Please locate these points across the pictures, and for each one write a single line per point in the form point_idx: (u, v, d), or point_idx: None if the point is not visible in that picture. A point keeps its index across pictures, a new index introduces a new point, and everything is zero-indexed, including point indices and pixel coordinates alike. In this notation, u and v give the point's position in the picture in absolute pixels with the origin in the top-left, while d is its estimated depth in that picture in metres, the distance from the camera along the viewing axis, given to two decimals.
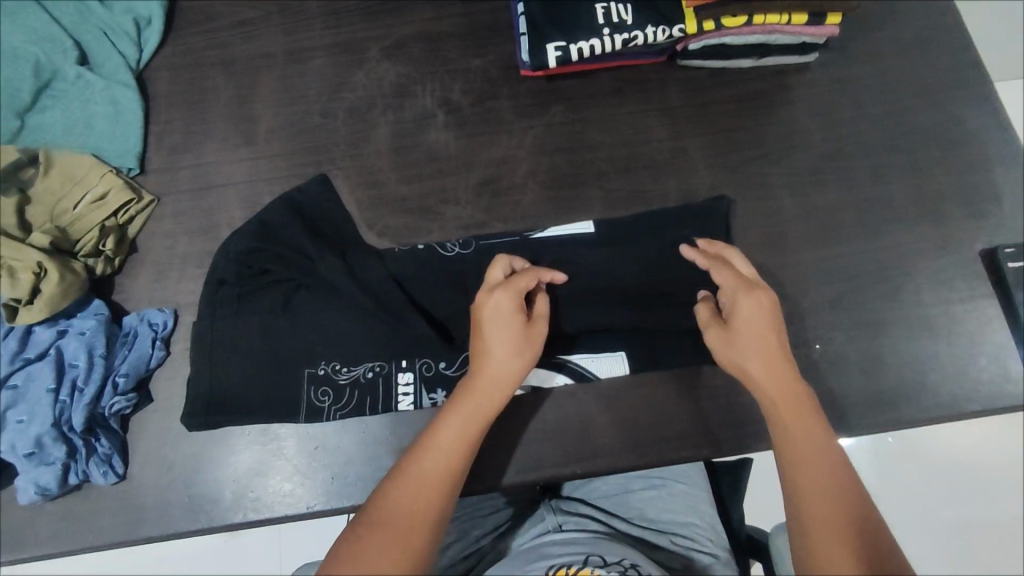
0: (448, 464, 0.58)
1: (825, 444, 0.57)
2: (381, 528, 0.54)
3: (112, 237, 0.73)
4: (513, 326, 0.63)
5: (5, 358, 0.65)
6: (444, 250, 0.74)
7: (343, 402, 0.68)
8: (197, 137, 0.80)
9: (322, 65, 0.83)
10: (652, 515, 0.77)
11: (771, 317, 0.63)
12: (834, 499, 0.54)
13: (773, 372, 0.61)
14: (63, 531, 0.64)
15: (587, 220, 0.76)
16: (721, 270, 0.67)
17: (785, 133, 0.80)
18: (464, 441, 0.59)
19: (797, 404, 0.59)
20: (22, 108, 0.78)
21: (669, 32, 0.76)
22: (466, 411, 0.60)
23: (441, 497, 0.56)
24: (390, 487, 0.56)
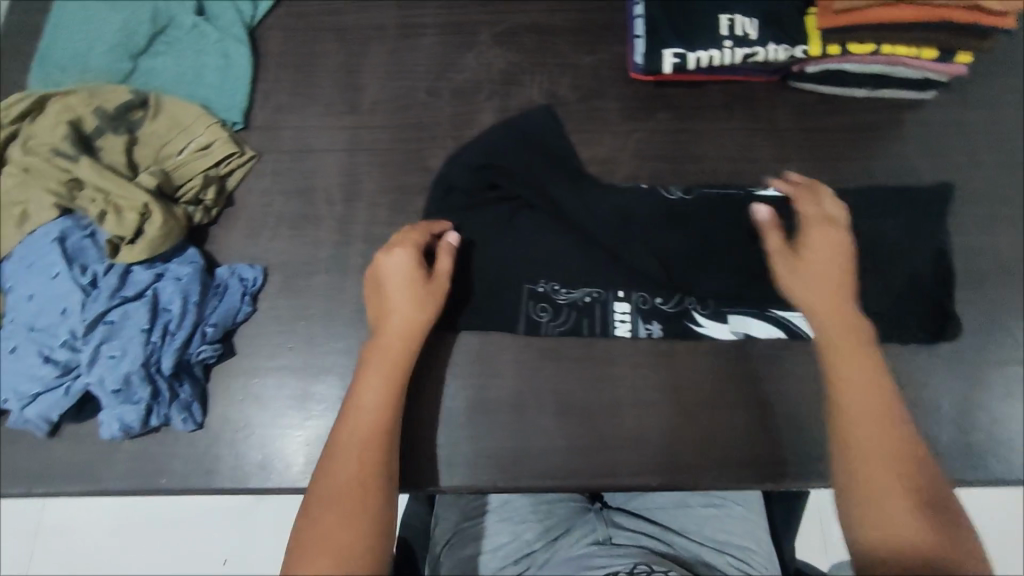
0: (378, 423, 0.59)
1: (889, 399, 0.58)
2: (329, 504, 0.53)
3: (212, 188, 0.74)
4: (411, 283, 0.65)
5: (104, 294, 0.65)
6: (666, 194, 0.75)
7: (560, 320, 0.71)
8: (303, 99, 0.80)
9: (433, 44, 0.82)
10: (708, 534, 0.76)
11: (835, 286, 0.65)
12: (891, 452, 0.55)
13: (838, 331, 0.63)
14: (138, 470, 0.65)
15: (807, 188, 0.76)
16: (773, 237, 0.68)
17: (895, 168, 0.78)
18: (386, 402, 0.60)
19: (863, 358, 0.61)
20: (136, 51, 0.80)
21: (791, 52, 0.75)
22: (385, 375, 0.61)
23: (386, 458, 0.57)
24: (332, 465, 0.56)
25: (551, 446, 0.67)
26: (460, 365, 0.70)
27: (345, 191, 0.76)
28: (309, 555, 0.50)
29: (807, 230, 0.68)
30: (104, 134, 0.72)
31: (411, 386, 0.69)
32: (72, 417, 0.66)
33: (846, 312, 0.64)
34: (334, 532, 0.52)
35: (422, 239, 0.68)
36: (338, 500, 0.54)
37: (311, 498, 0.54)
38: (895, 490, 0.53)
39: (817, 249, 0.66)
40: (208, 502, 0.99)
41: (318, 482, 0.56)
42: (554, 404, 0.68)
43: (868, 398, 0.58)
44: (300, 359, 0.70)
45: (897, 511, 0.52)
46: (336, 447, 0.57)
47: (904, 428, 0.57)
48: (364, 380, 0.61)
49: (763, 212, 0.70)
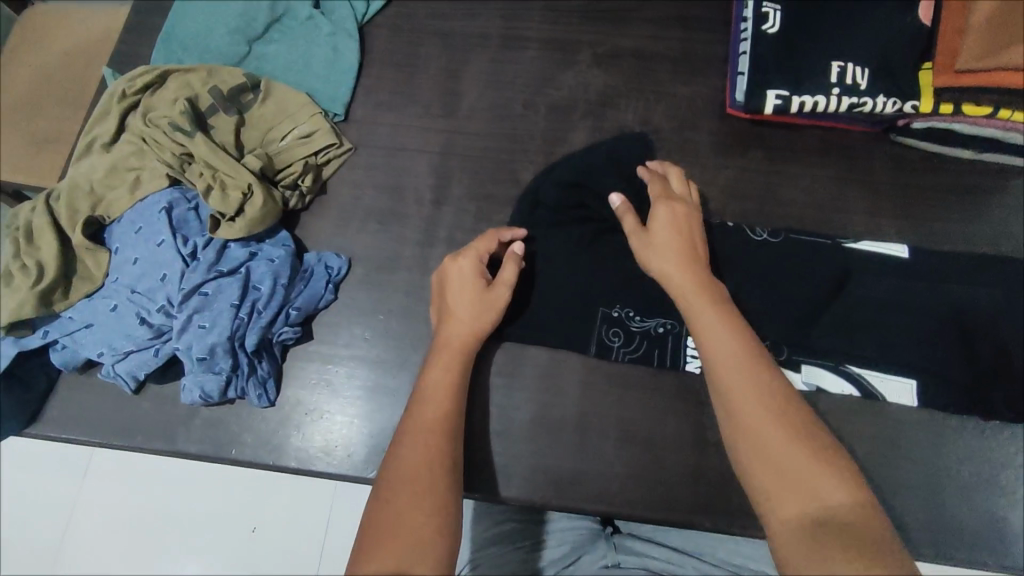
0: (441, 410, 0.61)
1: (755, 368, 0.55)
2: (399, 487, 0.54)
3: (310, 175, 0.76)
4: (472, 288, 0.67)
5: (203, 266, 0.68)
6: (753, 234, 0.75)
7: (631, 347, 0.71)
8: (402, 99, 0.83)
9: (534, 58, 0.84)
10: (725, 559, 0.75)
11: (687, 263, 0.63)
12: (768, 428, 0.51)
13: (694, 308, 0.60)
14: (211, 438, 0.68)
15: (900, 245, 0.74)
16: (631, 229, 0.68)
17: (994, 236, 0.75)
18: (448, 395, 0.62)
19: (723, 334, 0.57)
20: (253, 36, 0.83)
21: (900, 106, 0.73)
22: (450, 371, 0.63)
23: (450, 449, 0.58)
24: (395, 456, 0.57)
25: (609, 472, 0.67)
26: (528, 379, 0.70)
27: (433, 193, 0.78)
28: (386, 538, 0.51)
29: (664, 205, 0.67)
30: (217, 113, 0.76)
31: (477, 393, 0.70)
32: (156, 378, 0.69)
33: (702, 283, 0.62)
34: (404, 517, 0.52)
35: (489, 245, 0.69)
36: (406, 487, 0.54)
37: (383, 481, 0.56)
38: (774, 475, 0.50)
39: (665, 229, 0.66)
40: (244, 472, 1.02)
41: (383, 473, 0.56)
42: (617, 431, 0.68)
43: (739, 376, 0.54)
44: (374, 353, 0.72)
45: (792, 495, 0.48)
46: (402, 439, 0.58)
47: (781, 401, 0.53)
48: (426, 375, 0.63)
49: (615, 199, 0.70)
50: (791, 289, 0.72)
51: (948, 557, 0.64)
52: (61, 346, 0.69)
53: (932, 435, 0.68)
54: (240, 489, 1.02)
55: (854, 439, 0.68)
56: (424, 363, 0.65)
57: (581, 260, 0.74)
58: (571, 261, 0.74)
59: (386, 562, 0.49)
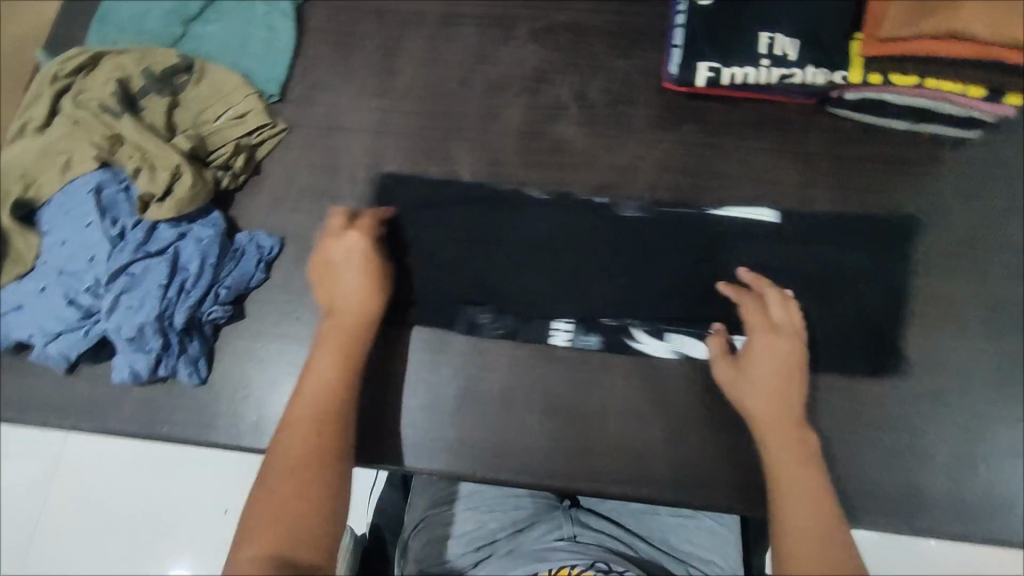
0: (328, 396, 0.61)
1: (814, 469, 0.60)
2: (283, 478, 0.56)
3: (242, 156, 0.77)
4: (367, 271, 0.67)
5: (130, 247, 0.69)
6: (622, 213, 0.75)
7: (501, 322, 0.72)
8: (338, 77, 0.82)
9: (470, 34, 0.83)
10: (673, 543, 0.77)
11: (795, 353, 0.65)
12: (813, 514, 0.56)
13: (776, 398, 0.63)
14: (144, 415, 0.70)
15: (767, 210, 0.75)
16: (749, 309, 0.68)
17: (926, 208, 0.76)
18: (339, 382, 0.62)
19: (795, 434, 0.62)
20: (188, 17, 0.83)
21: (829, 76, 0.73)
22: (337, 359, 0.63)
23: (336, 437, 0.59)
24: (282, 441, 0.59)
25: (536, 444, 0.68)
26: (457, 354, 0.71)
27: (368, 171, 0.78)
28: (263, 528, 0.54)
29: (766, 301, 0.68)
30: (149, 95, 0.76)
31: (406, 368, 0.71)
32: (89, 358, 0.70)
33: (789, 394, 0.63)
34: (282, 507, 0.55)
35: (379, 230, 0.69)
36: (286, 477, 0.56)
37: (267, 469, 0.57)
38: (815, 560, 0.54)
39: (782, 319, 0.67)
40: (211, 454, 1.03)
41: (270, 456, 0.58)
42: (544, 404, 0.69)
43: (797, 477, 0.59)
44: (306, 330, 0.73)
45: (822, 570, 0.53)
46: (291, 423, 0.59)
47: (828, 499, 0.58)
48: (316, 361, 0.63)
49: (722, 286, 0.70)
50: (715, 267, 0.73)
51: (864, 522, 0.66)
52: None
53: (856, 405, 0.69)
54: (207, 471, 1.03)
55: None
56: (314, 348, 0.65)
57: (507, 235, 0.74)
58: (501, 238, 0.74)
59: (258, 551, 0.52)
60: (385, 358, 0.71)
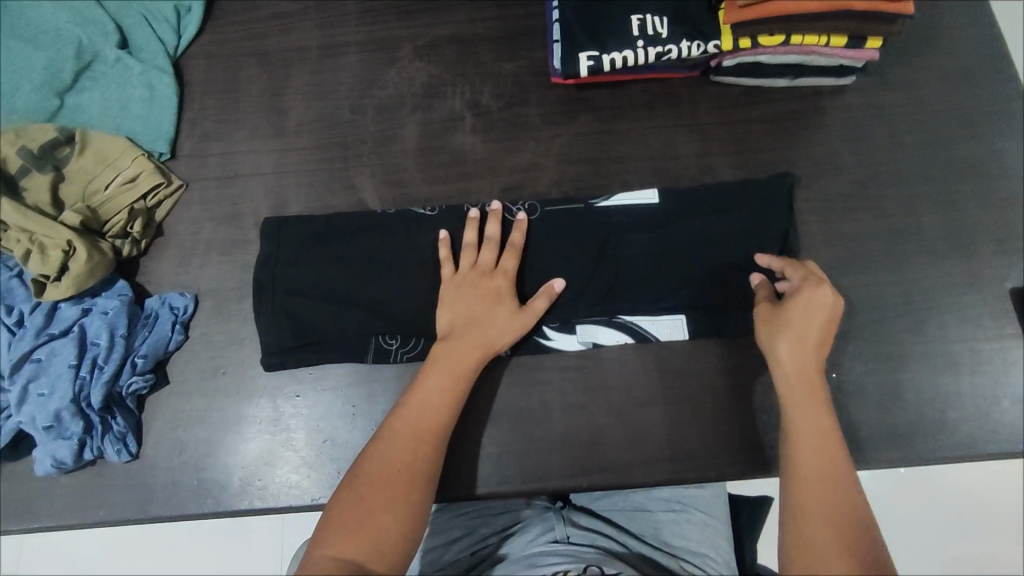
0: (438, 416, 0.62)
1: (835, 442, 0.59)
2: (370, 487, 0.57)
3: (139, 220, 0.74)
4: (505, 305, 0.68)
5: (30, 332, 0.67)
6: (512, 214, 0.75)
7: (409, 345, 0.71)
8: (229, 125, 0.81)
9: (355, 61, 0.83)
10: (665, 538, 0.75)
11: (833, 316, 0.64)
12: (829, 461, 0.58)
13: (808, 366, 0.62)
14: (76, 503, 0.67)
15: (650, 192, 0.76)
16: (793, 267, 0.68)
17: (818, 156, 0.79)
18: (448, 403, 0.63)
19: (821, 406, 0.61)
20: (61, 88, 0.80)
21: (704, 48, 0.76)
22: (446, 381, 0.63)
23: (433, 454, 0.60)
24: (377, 448, 0.60)
25: (484, 453, 0.68)
26: (392, 379, 0.71)
27: (273, 214, 0.77)
28: (341, 534, 0.55)
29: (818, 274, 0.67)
30: (29, 173, 0.73)
31: (343, 403, 0.70)
32: (6, 455, 0.67)
33: (814, 366, 0.63)
34: (369, 515, 0.56)
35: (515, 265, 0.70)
36: (377, 487, 0.57)
37: (359, 474, 0.58)
38: (828, 532, 0.54)
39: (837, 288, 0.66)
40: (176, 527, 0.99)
41: (364, 459, 0.60)
42: (486, 412, 0.70)
43: (816, 450, 0.59)
44: (234, 384, 0.71)
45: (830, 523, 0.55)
46: (389, 432, 0.61)
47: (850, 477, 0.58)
48: (425, 379, 0.64)
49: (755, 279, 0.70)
50: (635, 250, 0.73)
51: None
52: None
53: None
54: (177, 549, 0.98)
55: (710, 374, 0.71)
56: (426, 363, 0.65)
57: (426, 253, 0.73)
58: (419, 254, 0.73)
59: (340, 553, 0.54)
60: (320, 397, 0.70)
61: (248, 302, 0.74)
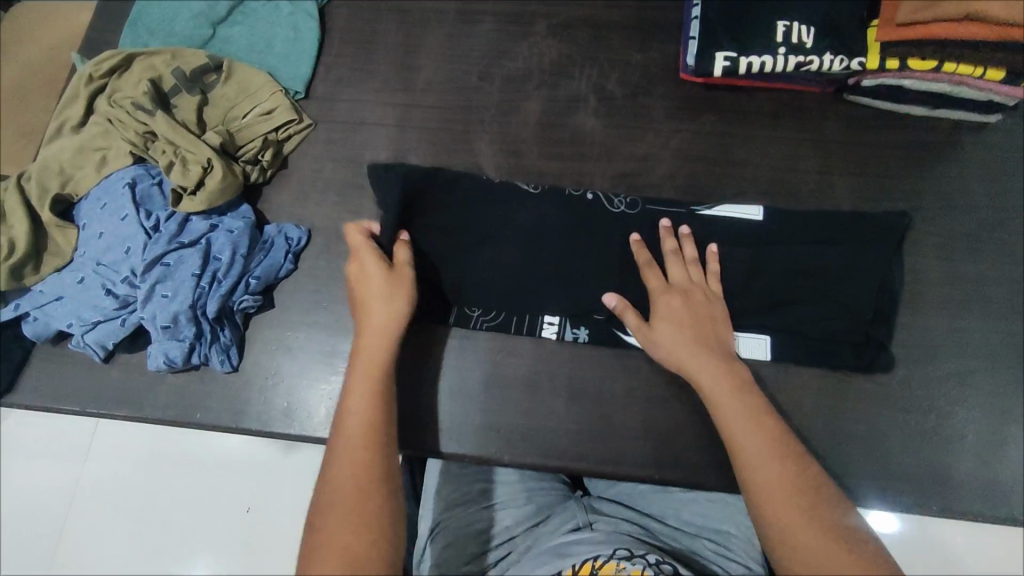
0: (371, 413, 0.60)
1: (766, 424, 0.58)
2: (336, 503, 0.55)
3: (270, 150, 0.79)
4: (377, 275, 0.68)
5: (164, 238, 0.71)
6: (611, 206, 0.75)
7: (489, 315, 0.73)
8: (361, 74, 0.84)
9: (489, 30, 0.85)
10: (686, 518, 0.75)
11: (693, 307, 0.67)
12: (774, 458, 0.56)
13: (718, 370, 0.62)
14: (177, 402, 0.72)
15: (755, 207, 0.75)
16: (652, 271, 0.69)
17: (947, 191, 0.76)
18: (378, 397, 0.62)
19: (734, 391, 0.61)
20: (216, 20, 0.86)
21: (846, 63, 0.74)
22: (374, 390, 0.62)
23: (384, 448, 0.59)
24: (329, 467, 0.58)
25: (559, 427, 0.69)
26: (482, 340, 0.73)
27: (390, 165, 0.80)
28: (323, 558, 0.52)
29: (686, 261, 0.71)
30: (180, 93, 0.78)
31: (434, 355, 0.72)
32: (125, 347, 0.72)
33: (719, 367, 0.63)
34: (339, 528, 0.54)
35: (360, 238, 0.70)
36: (340, 503, 0.55)
37: (320, 500, 0.56)
38: (806, 528, 0.52)
39: (679, 277, 0.69)
40: (239, 446, 1.06)
41: (321, 487, 0.57)
42: (566, 387, 0.71)
43: (755, 445, 0.57)
44: (332, 320, 0.74)
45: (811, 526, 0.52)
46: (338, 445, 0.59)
47: (794, 454, 0.57)
48: (350, 397, 0.62)
49: (612, 300, 0.69)
50: (738, 264, 0.72)
51: (892, 503, 0.66)
52: (31, 318, 0.72)
53: (881, 387, 0.69)
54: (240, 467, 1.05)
55: (800, 393, 0.69)
56: (345, 385, 0.63)
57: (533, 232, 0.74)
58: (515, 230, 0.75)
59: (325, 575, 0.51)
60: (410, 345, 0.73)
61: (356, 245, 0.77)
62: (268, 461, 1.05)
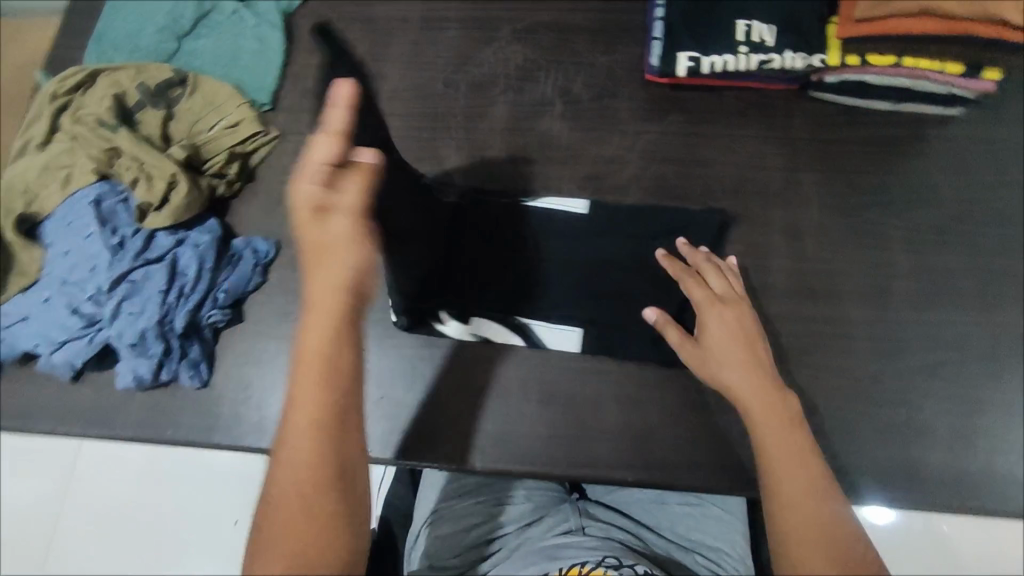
0: (318, 372, 0.50)
1: (806, 448, 0.55)
2: (278, 500, 0.47)
3: (236, 163, 0.79)
4: None
5: (130, 254, 0.71)
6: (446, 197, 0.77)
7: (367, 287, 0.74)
8: (328, 84, 0.84)
9: (454, 37, 0.85)
10: (682, 533, 0.76)
11: (741, 322, 0.65)
12: (808, 485, 0.53)
13: (760, 384, 0.59)
14: (149, 419, 0.71)
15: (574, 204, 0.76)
16: (693, 282, 0.68)
17: (912, 184, 0.76)
18: (326, 349, 0.50)
19: (779, 408, 0.58)
20: (180, 33, 0.85)
21: (807, 60, 0.74)
22: (331, 366, 0.50)
23: (330, 423, 0.49)
24: (276, 450, 0.49)
25: (532, 432, 0.69)
26: (451, 348, 0.72)
27: None
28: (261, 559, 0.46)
29: (722, 274, 0.70)
30: (144, 108, 0.78)
31: (404, 364, 0.72)
32: (93, 365, 0.72)
33: (767, 385, 0.60)
34: (273, 555, 0.45)
35: None
36: (284, 498, 0.47)
37: (266, 487, 0.48)
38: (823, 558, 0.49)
39: (723, 291, 0.68)
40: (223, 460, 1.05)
41: (268, 473, 0.49)
42: (538, 391, 0.71)
43: (792, 467, 0.54)
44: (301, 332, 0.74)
45: (826, 556, 0.49)
46: (280, 458, 0.49)
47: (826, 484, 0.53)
48: (300, 397, 0.49)
49: (652, 313, 0.68)
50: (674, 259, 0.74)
51: (865, 498, 0.66)
52: None
53: (851, 382, 0.69)
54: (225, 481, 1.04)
55: None
56: (297, 347, 0.51)
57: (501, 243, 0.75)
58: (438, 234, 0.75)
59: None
60: (380, 354, 0.73)
61: None
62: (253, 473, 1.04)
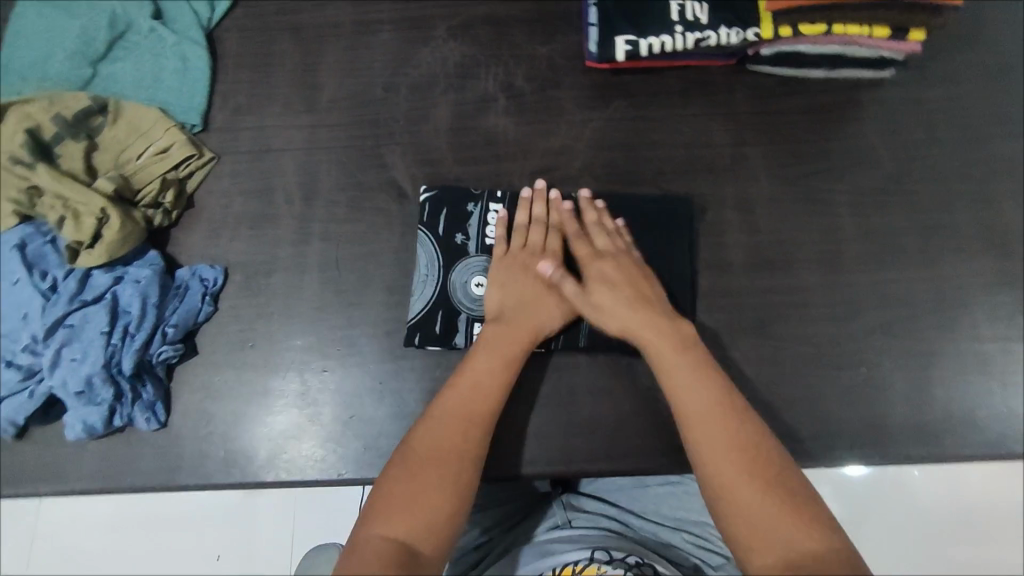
0: (487, 394, 0.62)
1: (728, 396, 0.58)
2: (420, 462, 0.56)
3: (171, 190, 0.75)
4: None
5: (63, 298, 0.67)
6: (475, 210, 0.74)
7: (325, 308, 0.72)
8: (261, 99, 0.81)
9: (388, 39, 0.83)
10: (664, 512, 0.76)
11: (622, 273, 0.68)
12: (737, 434, 0.55)
13: (658, 332, 0.63)
14: (105, 468, 0.67)
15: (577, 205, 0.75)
16: (580, 242, 0.70)
17: (852, 149, 0.78)
18: (500, 382, 0.63)
19: (678, 357, 0.61)
20: (95, 57, 0.80)
21: (743, 35, 0.74)
22: (499, 374, 0.63)
23: (484, 428, 0.60)
24: (424, 430, 0.59)
25: (508, 434, 0.68)
26: (418, 358, 0.71)
27: (302, 190, 0.77)
28: (388, 519, 0.53)
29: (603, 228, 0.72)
30: (64, 140, 0.72)
31: (371, 379, 0.70)
32: (38, 420, 0.68)
33: (665, 336, 0.63)
34: (428, 488, 0.55)
35: None
36: (422, 469, 0.56)
37: (405, 454, 0.57)
38: (756, 500, 0.52)
39: (605, 246, 0.70)
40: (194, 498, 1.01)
41: (409, 441, 0.58)
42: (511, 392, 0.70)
43: (703, 417, 0.57)
44: (259, 359, 0.71)
45: (767, 508, 0.51)
46: (431, 416, 0.60)
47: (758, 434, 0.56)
48: (476, 359, 0.64)
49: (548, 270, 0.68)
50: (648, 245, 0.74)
51: (837, 459, 0.68)
52: None
53: (814, 348, 0.71)
54: (198, 519, 1.00)
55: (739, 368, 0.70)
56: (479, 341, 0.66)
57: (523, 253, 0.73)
58: (482, 262, 0.73)
59: (397, 532, 0.52)
60: (347, 372, 0.71)
61: (277, 278, 0.74)
62: (228, 508, 1.00)
